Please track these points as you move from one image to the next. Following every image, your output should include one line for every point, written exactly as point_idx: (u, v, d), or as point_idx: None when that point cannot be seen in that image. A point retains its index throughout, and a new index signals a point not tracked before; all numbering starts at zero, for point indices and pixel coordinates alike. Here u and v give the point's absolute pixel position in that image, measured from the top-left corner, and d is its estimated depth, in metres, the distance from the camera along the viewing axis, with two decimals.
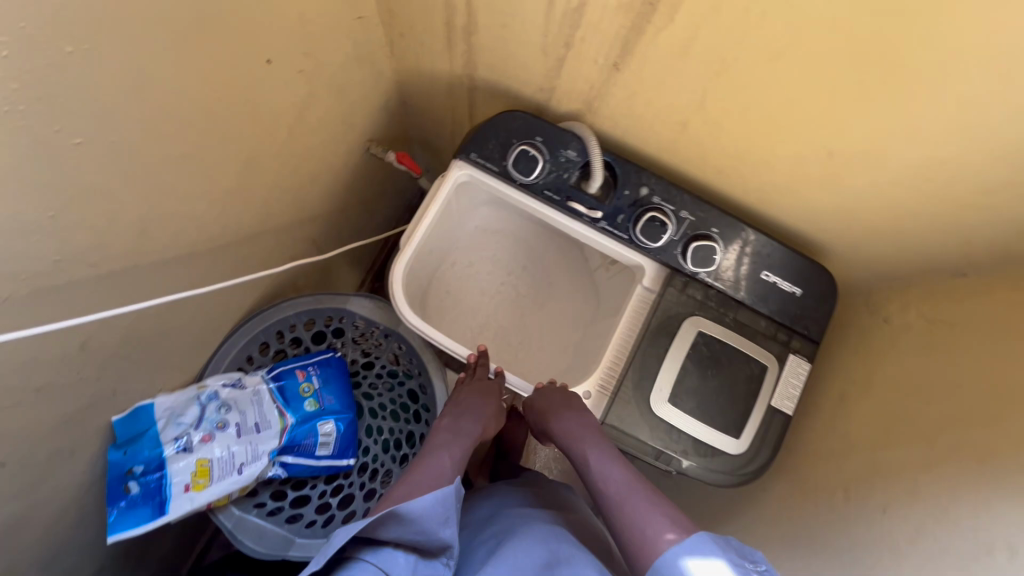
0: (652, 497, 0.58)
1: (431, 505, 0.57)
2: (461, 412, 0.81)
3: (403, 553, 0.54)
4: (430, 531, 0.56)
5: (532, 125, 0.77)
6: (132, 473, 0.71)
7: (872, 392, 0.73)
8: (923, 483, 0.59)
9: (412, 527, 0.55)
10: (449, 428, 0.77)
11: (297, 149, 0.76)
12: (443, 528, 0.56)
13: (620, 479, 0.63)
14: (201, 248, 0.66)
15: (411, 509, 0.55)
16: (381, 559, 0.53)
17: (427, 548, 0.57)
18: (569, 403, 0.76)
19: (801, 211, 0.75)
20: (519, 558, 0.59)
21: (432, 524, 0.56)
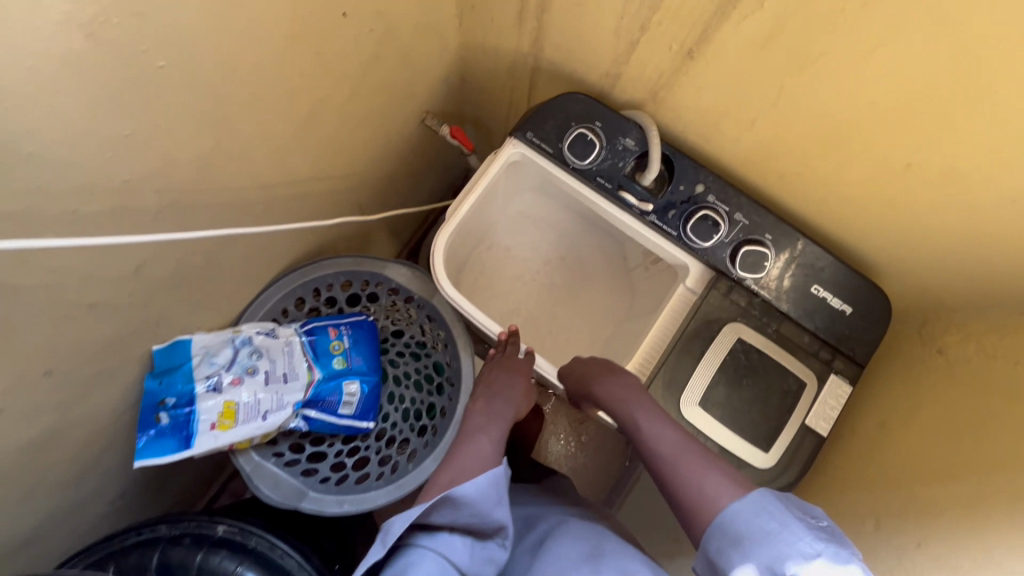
0: (711, 461, 0.58)
1: (483, 489, 0.58)
2: (496, 394, 0.81)
3: (459, 537, 0.55)
4: (485, 514, 0.57)
5: (594, 109, 0.75)
6: (164, 405, 0.74)
7: (916, 425, 0.69)
8: (965, 522, 0.56)
9: (465, 511, 0.56)
10: (483, 411, 0.79)
11: (357, 109, 0.76)
12: (496, 510, 0.58)
13: (674, 442, 0.62)
14: (257, 193, 0.67)
15: (465, 493, 0.57)
16: (439, 543, 0.54)
17: (481, 530, 0.57)
18: (612, 369, 0.75)
19: (863, 228, 0.72)
20: (564, 554, 0.63)
21: (486, 506, 0.57)
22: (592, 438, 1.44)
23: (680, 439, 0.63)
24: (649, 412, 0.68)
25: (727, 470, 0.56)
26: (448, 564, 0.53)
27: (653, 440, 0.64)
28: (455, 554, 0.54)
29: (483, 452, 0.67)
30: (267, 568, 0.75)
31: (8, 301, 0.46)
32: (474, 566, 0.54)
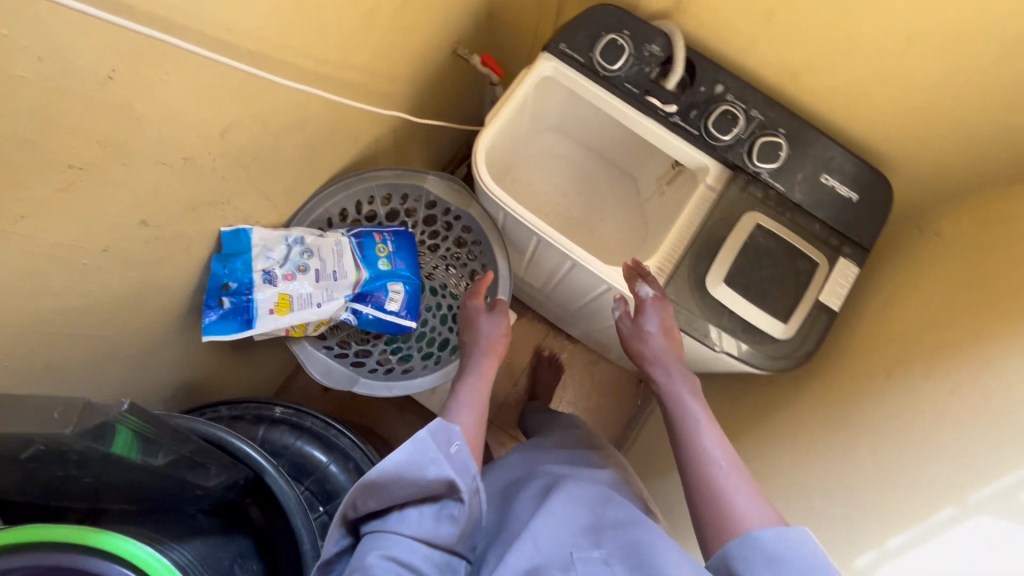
0: (718, 444, 0.65)
1: (408, 458, 0.55)
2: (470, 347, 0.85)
3: (414, 510, 0.55)
4: (417, 479, 0.54)
5: (621, 20, 0.84)
6: (226, 289, 0.79)
7: (916, 292, 0.76)
8: (969, 346, 0.63)
9: (401, 483, 0.54)
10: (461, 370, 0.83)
11: (404, 18, 0.83)
12: (429, 470, 0.54)
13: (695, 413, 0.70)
14: (320, 79, 0.73)
15: (381, 474, 0.53)
16: (393, 524, 0.54)
17: (431, 493, 0.55)
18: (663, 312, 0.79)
19: (865, 120, 0.80)
20: (567, 519, 0.61)
21: (416, 470, 0.54)
22: (604, 379, 1.50)
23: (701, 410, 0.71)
24: (679, 374, 0.76)
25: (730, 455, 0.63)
26: (403, 539, 0.53)
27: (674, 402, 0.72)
28: (409, 528, 0.53)
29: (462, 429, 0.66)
30: (324, 445, 0.79)
31: (129, 126, 0.51)
32: (432, 533, 0.53)
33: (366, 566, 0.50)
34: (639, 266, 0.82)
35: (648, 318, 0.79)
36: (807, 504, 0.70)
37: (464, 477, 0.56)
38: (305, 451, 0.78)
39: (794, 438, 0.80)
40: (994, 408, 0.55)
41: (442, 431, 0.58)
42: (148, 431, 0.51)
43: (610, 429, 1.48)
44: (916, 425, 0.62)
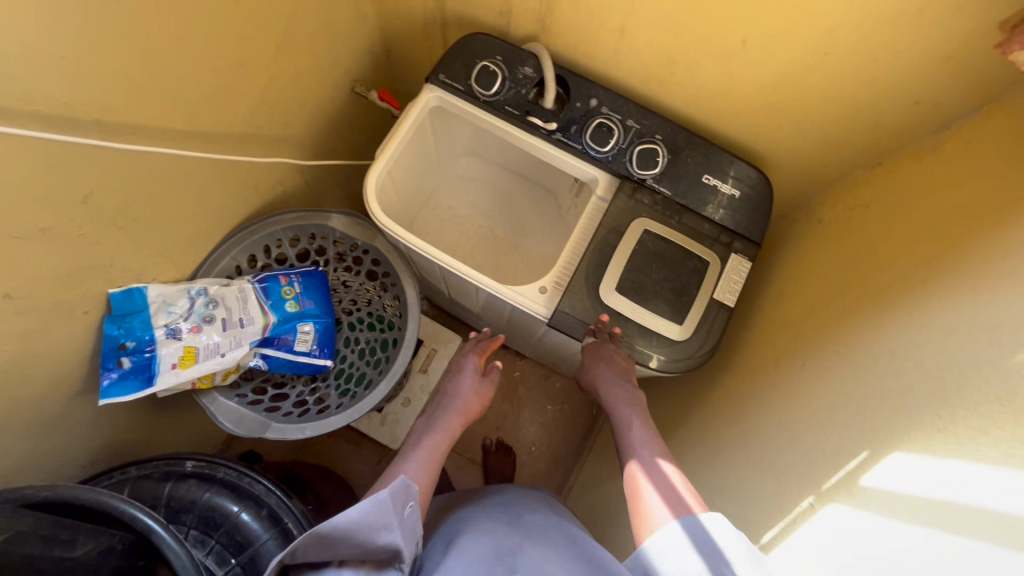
0: (648, 440, 0.69)
1: (364, 515, 0.51)
2: (446, 401, 0.88)
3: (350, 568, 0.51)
4: (365, 543, 0.50)
5: (493, 46, 0.87)
6: (124, 349, 0.78)
7: (800, 281, 0.78)
8: (838, 333, 0.64)
9: (345, 544, 0.50)
10: (424, 425, 0.84)
11: (284, 66, 0.85)
12: (379, 536, 0.50)
13: (630, 420, 0.74)
14: (193, 134, 0.74)
15: (335, 529, 0.49)
16: None
17: (375, 556, 0.52)
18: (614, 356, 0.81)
19: (734, 121, 0.82)
20: (473, 555, 0.56)
21: (367, 533, 0.50)
22: (558, 392, 1.49)
23: (638, 418, 0.75)
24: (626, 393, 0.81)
25: (659, 447, 0.66)
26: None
27: (617, 415, 0.77)
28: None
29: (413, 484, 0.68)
30: (235, 494, 0.79)
31: None
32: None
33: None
34: (602, 327, 0.82)
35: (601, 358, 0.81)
36: (712, 504, 0.70)
37: (409, 544, 0.54)
38: (216, 503, 0.78)
39: (704, 437, 0.80)
40: (851, 394, 0.56)
41: (401, 492, 0.55)
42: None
43: (567, 443, 1.46)
44: (795, 414, 0.63)
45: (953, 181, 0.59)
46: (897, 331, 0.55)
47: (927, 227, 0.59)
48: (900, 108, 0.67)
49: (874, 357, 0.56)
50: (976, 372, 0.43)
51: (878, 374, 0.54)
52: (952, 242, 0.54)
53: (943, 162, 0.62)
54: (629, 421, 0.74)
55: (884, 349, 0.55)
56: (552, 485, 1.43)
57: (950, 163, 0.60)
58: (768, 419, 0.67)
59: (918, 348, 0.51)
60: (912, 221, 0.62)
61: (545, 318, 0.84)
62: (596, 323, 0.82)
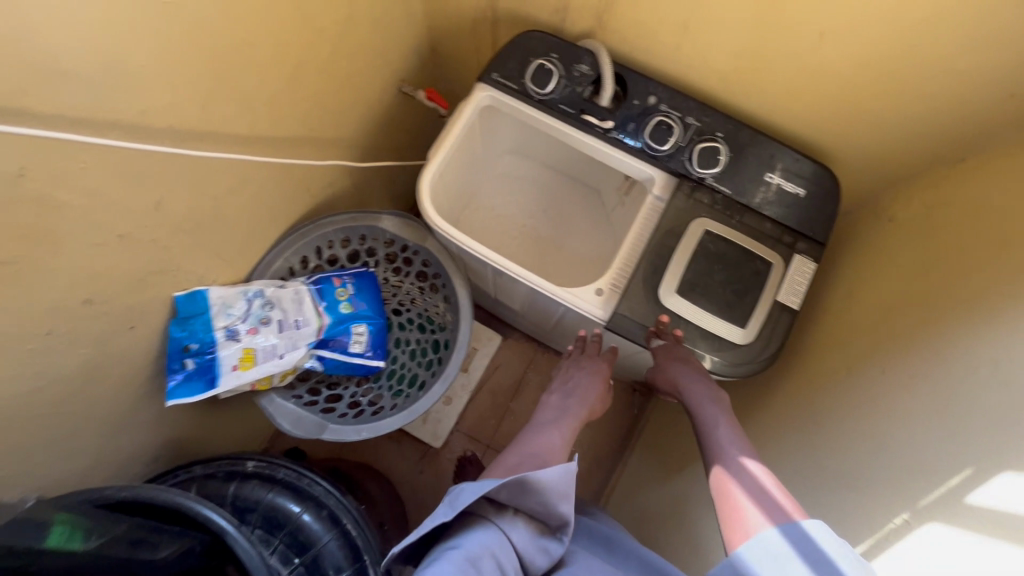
0: (737, 442, 0.65)
1: (556, 480, 0.58)
2: (571, 392, 0.90)
3: (523, 521, 0.58)
4: (549, 506, 0.57)
5: (548, 43, 0.85)
6: (188, 351, 0.79)
7: (871, 283, 0.75)
8: (921, 340, 0.61)
9: (534, 500, 0.57)
10: (556, 406, 0.88)
11: (339, 68, 0.85)
12: (560, 504, 0.58)
13: (717, 419, 0.70)
14: (255, 138, 0.75)
15: (536, 481, 0.57)
16: (505, 525, 0.57)
17: (546, 520, 0.59)
18: (687, 358, 0.77)
19: (798, 117, 0.80)
20: None
21: (552, 498, 0.58)
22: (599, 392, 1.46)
23: (724, 417, 0.71)
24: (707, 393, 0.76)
25: (749, 452, 0.63)
26: (507, 543, 0.56)
27: (699, 416, 0.72)
28: (516, 534, 0.57)
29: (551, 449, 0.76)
30: (296, 495, 0.80)
31: (48, 219, 0.53)
32: (528, 550, 0.57)
33: (482, 552, 0.53)
34: (662, 328, 0.80)
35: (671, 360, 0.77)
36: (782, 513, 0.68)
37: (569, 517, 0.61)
38: (278, 503, 0.79)
39: (769, 444, 0.77)
40: (945, 404, 0.53)
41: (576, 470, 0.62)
42: (74, 517, 0.51)
43: (607, 444, 1.40)
44: (875, 423, 0.60)
45: None
46: (995, 340, 0.52)
47: (1023, 228, 0.56)
48: (986, 101, 0.64)
49: (970, 366, 0.53)
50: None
51: (974, 385, 0.52)
52: None
53: None
54: (715, 421, 0.70)
55: (979, 360, 0.52)
56: (593, 486, 1.36)
57: None
58: (842, 428, 0.65)
59: (1019, 357, 0.49)
60: (1006, 222, 0.58)
61: (603, 322, 0.82)
62: (656, 324, 0.81)
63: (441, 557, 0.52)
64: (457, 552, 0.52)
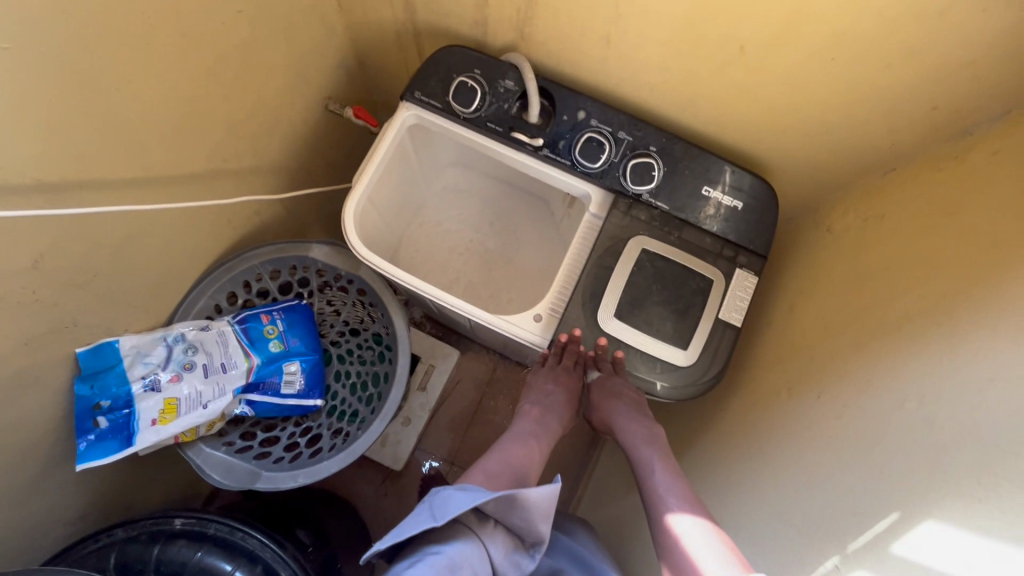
0: (672, 486, 0.64)
1: (544, 497, 0.54)
2: (547, 402, 0.82)
3: (501, 534, 0.54)
4: (533, 521, 0.54)
5: (470, 59, 0.81)
6: (99, 409, 0.74)
7: (810, 298, 0.73)
8: (856, 364, 0.59)
9: (519, 514, 0.54)
10: (538, 418, 0.79)
11: (249, 94, 0.79)
12: (542, 522, 0.54)
13: (652, 462, 0.69)
14: (153, 178, 0.69)
15: (526, 497, 0.53)
16: (486, 536, 0.52)
17: (523, 535, 0.55)
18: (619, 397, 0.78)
19: (731, 128, 0.77)
20: None
21: (536, 516, 0.54)
22: None
23: (659, 458, 0.70)
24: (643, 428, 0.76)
25: (685, 495, 0.62)
26: (486, 557, 0.51)
27: (636, 457, 0.72)
28: (494, 548, 0.52)
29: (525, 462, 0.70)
30: (227, 551, 0.76)
31: None
32: (502, 567, 0.52)
33: (463, 562, 0.48)
34: (602, 352, 0.78)
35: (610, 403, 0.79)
36: None
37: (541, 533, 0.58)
38: (207, 563, 0.75)
39: (716, 466, 0.75)
40: (876, 438, 0.51)
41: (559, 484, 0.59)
42: None
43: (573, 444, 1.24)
44: (813, 452, 0.58)
45: (977, 197, 0.54)
46: (924, 369, 0.50)
47: (950, 248, 0.54)
48: (914, 111, 0.62)
49: (900, 397, 0.51)
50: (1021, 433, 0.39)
51: (903, 419, 0.50)
52: (977, 269, 0.50)
53: (965, 174, 0.57)
54: (650, 463, 0.70)
55: (907, 393, 0.50)
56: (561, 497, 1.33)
57: (974, 176, 0.55)
58: (782, 455, 0.63)
59: (943, 391, 0.47)
60: (936, 240, 0.57)
61: (541, 348, 0.80)
62: (595, 348, 0.78)
63: (423, 565, 0.46)
64: (439, 562, 0.47)
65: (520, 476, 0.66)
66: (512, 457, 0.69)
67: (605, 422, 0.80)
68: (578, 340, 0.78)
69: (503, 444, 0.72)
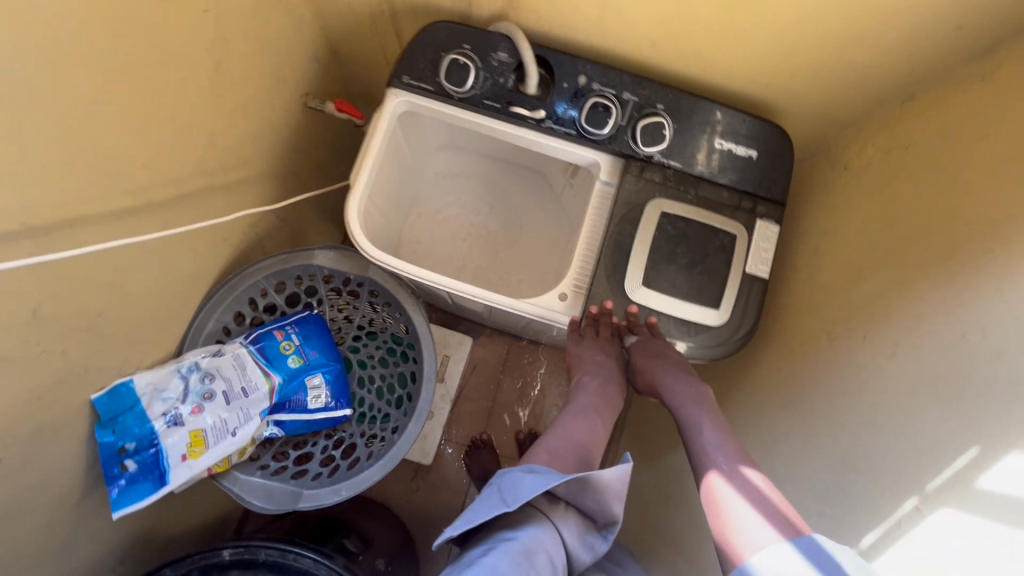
0: (721, 444, 0.61)
1: (616, 479, 0.48)
2: (597, 370, 0.77)
3: (574, 517, 0.48)
4: (607, 503, 0.48)
5: (458, 33, 0.76)
6: (125, 452, 0.71)
7: (837, 239, 0.72)
8: (901, 302, 0.58)
9: (591, 497, 0.48)
10: (596, 390, 0.74)
11: (227, 100, 0.74)
12: (616, 503, 0.48)
13: (700, 420, 0.66)
14: (143, 206, 0.64)
15: (599, 478, 0.47)
16: (558, 520, 0.47)
17: (594, 516, 0.50)
18: (664, 357, 0.74)
19: (738, 75, 0.74)
20: None
21: (609, 496, 0.48)
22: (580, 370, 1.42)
23: (708, 417, 0.66)
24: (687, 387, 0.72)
25: (737, 453, 0.59)
26: (560, 543, 0.46)
27: (682, 416, 0.68)
28: (566, 531, 0.47)
29: (586, 436, 0.64)
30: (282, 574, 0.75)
31: None
32: (576, 551, 0.47)
33: (539, 548, 0.43)
34: (633, 321, 0.77)
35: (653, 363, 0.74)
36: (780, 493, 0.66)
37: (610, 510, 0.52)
38: None
39: (759, 420, 0.75)
40: (937, 374, 0.51)
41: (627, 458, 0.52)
42: None
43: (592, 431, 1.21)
44: (868, 395, 0.58)
45: (1018, 115, 0.52)
46: (980, 299, 0.49)
47: (991, 173, 0.53)
48: (933, 34, 0.60)
49: (956, 330, 0.51)
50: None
51: (962, 351, 0.50)
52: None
53: (999, 95, 0.55)
54: (698, 422, 0.66)
55: (965, 324, 0.50)
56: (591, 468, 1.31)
57: (1009, 96, 0.54)
58: (833, 399, 0.63)
59: (1005, 320, 0.47)
60: (973, 166, 0.55)
61: (567, 327, 0.79)
62: (626, 317, 0.77)
63: (497, 551, 0.42)
64: (513, 547, 0.42)
65: (584, 452, 0.61)
66: (575, 432, 0.64)
67: (650, 383, 0.75)
68: (610, 312, 0.77)
69: (563, 421, 0.67)
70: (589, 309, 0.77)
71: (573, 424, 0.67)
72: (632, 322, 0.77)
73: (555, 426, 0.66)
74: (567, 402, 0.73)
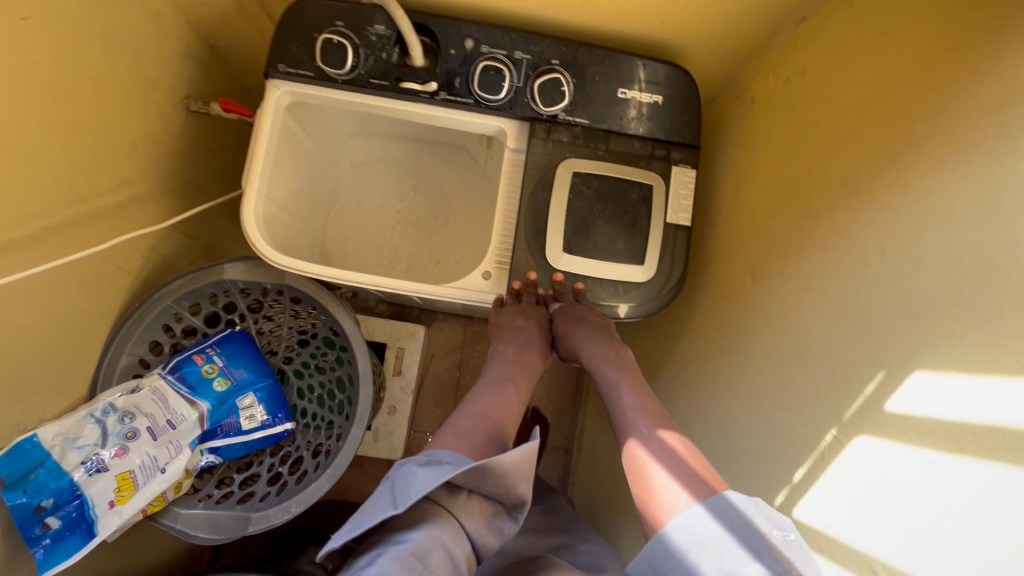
0: (641, 407, 0.61)
1: (521, 459, 0.46)
2: (518, 335, 0.75)
3: (479, 503, 0.46)
4: (512, 488, 0.46)
5: (328, 10, 0.70)
6: (43, 510, 0.66)
7: (752, 176, 0.70)
8: (812, 233, 0.57)
9: (494, 481, 0.46)
10: (514, 357, 0.72)
11: (82, 116, 0.67)
12: (521, 483, 0.47)
13: (620, 385, 0.66)
14: (5, 248, 0.58)
15: (499, 463, 0.45)
16: (459, 509, 0.45)
17: (502, 500, 0.48)
18: (587, 324, 0.73)
19: (631, 19, 0.70)
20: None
21: (513, 479, 0.46)
22: None
23: (627, 381, 0.66)
24: (607, 350, 0.72)
25: (656, 415, 0.59)
26: (461, 535, 0.44)
27: (603, 379, 0.68)
28: (468, 521, 0.45)
29: (504, 407, 0.62)
30: None
31: None
32: (483, 537, 0.46)
33: (433, 547, 0.41)
34: (560, 288, 0.75)
35: (576, 334, 0.73)
36: (721, 440, 0.66)
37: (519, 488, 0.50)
38: None
39: (698, 369, 0.75)
40: (849, 301, 0.50)
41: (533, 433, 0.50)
42: None
43: (555, 403, 1.19)
44: (791, 330, 0.57)
45: (908, 22, 0.50)
46: (881, 223, 0.48)
47: (884, 89, 0.52)
48: None
49: (862, 257, 0.50)
50: (1004, 265, 0.37)
51: (867, 275, 0.49)
52: (918, 104, 0.47)
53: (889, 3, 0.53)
54: (617, 385, 0.66)
55: (869, 248, 0.49)
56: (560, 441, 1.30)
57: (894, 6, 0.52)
58: (760, 337, 0.62)
59: (910, 241, 0.45)
60: (871, 82, 0.53)
61: (492, 306, 0.77)
62: (553, 286, 0.75)
63: (385, 558, 0.39)
64: (402, 551, 0.40)
65: (498, 427, 0.58)
66: (487, 405, 0.61)
67: (571, 350, 0.75)
68: (534, 283, 0.74)
69: (478, 393, 0.64)
70: (515, 284, 0.75)
71: (487, 395, 0.64)
72: (560, 286, 0.74)
73: (467, 399, 0.63)
74: (484, 371, 0.70)
